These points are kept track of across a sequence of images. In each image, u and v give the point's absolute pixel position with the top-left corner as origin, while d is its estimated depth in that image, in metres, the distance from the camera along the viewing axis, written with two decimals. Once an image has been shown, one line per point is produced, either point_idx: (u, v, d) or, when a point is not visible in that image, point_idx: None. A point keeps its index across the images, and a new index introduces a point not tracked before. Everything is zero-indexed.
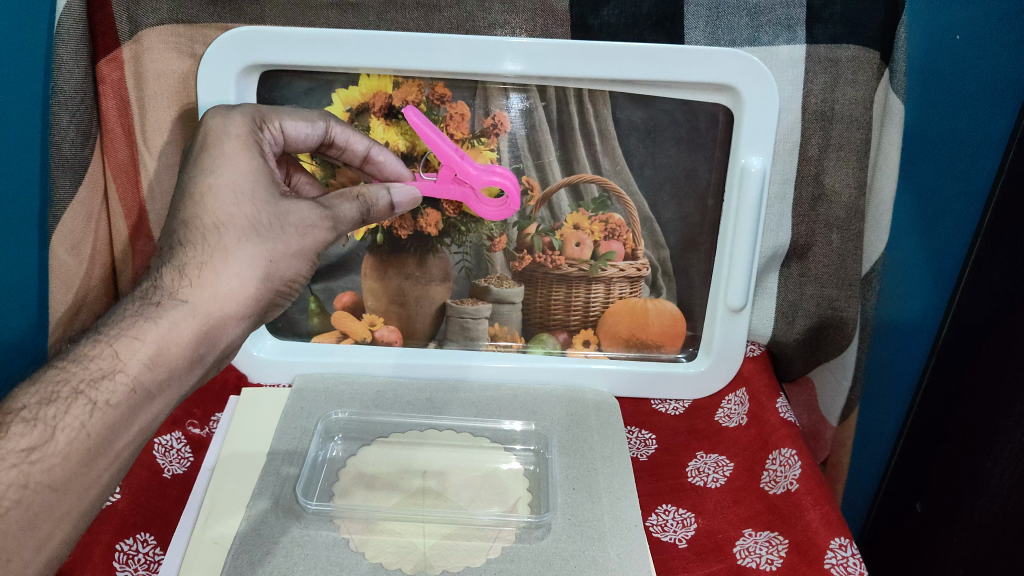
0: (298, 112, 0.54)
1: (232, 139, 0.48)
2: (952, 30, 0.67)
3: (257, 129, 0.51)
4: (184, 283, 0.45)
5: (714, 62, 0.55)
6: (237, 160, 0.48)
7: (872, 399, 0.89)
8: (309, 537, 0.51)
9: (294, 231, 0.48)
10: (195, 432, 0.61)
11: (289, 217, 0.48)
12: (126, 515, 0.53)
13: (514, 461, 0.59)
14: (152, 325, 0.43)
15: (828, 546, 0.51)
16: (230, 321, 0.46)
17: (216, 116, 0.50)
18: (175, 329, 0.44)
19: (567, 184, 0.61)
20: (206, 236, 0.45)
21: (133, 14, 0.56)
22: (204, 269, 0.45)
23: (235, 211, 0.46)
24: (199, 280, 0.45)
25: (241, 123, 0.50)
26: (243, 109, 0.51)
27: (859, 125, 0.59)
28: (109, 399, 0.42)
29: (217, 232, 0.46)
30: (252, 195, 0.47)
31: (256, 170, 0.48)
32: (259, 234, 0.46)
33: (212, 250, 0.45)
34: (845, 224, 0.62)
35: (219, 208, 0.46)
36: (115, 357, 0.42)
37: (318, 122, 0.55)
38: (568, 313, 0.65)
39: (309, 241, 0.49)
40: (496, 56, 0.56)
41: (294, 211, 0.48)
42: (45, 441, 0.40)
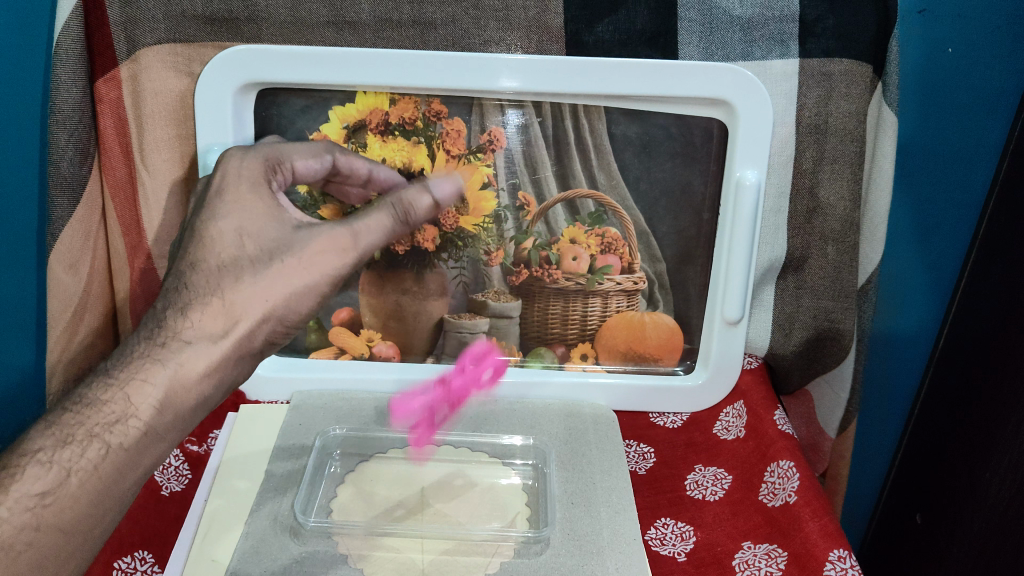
0: (303, 148, 0.56)
1: (248, 180, 0.50)
2: (944, 43, 0.68)
3: (270, 171, 0.53)
4: (185, 324, 0.46)
5: (708, 77, 0.56)
6: (249, 204, 0.49)
7: (871, 413, 0.88)
8: (308, 554, 0.51)
9: (297, 261, 0.48)
10: (193, 450, 0.61)
11: (300, 244, 0.49)
12: (123, 535, 0.53)
13: (512, 476, 0.59)
14: (159, 367, 0.45)
15: (827, 558, 0.51)
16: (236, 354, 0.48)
17: (233, 153, 0.52)
18: (183, 371, 0.45)
19: (563, 200, 0.61)
20: (208, 281, 0.47)
21: (130, 34, 0.57)
22: (206, 312, 0.46)
23: (238, 252, 0.47)
24: (201, 321, 0.46)
25: (253, 164, 0.52)
26: (259, 150, 0.53)
27: (853, 138, 0.59)
28: (122, 442, 0.44)
29: (219, 276, 0.47)
30: (258, 235, 0.48)
31: (263, 210, 0.49)
32: (259, 272, 0.47)
33: (216, 294, 0.46)
34: (840, 236, 0.62)
35: (225, 252, 0.47)
36: (127, 401, 0.44)
37: (323, 154, 0.57)
38: (566, 327, 0.65)
39: (316, 269, 0.49)
40: (492, 73, 0.56)
41: (308, 239, 0.49)
42: (59, 484, 0.43)
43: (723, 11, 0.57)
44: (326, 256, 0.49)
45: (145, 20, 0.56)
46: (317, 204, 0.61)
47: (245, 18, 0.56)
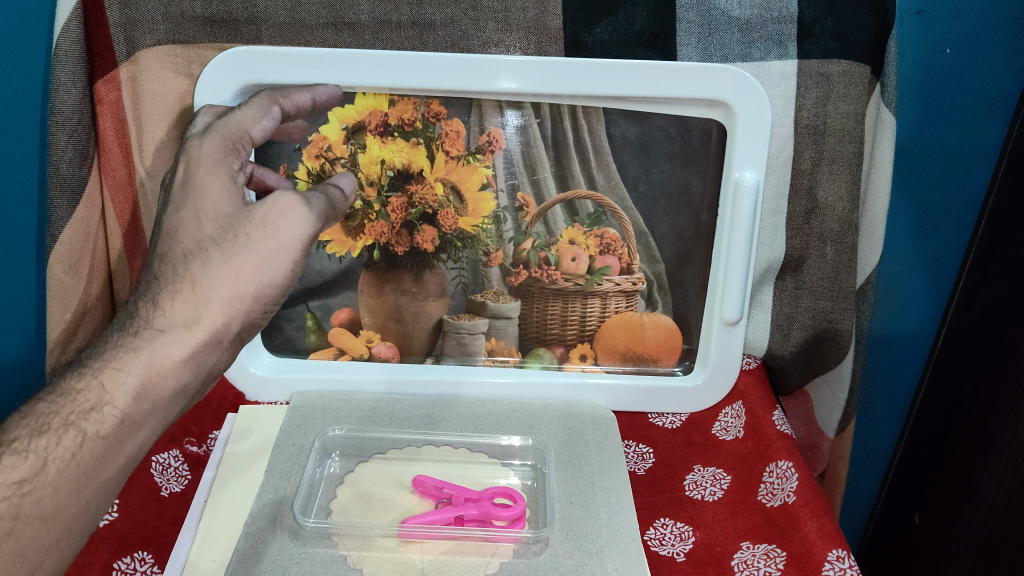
0: (248, 108, 0.53)
1: (206, 161, 0.49)
2: (942, 44, 0.68)
3: (229, 148, 0.50)
4: (157, 314, 0.45)
5: (706, 78, 0.56)
6: (207, 185, 0.48)
7: (870, 414, 0.88)
8: (307, 554, 0.51)
9: (257, 229, 0.47)
10: (192, 451, 0.61)
11: (251, 217, 0.47)
12: (123, 535, 0.53)
13: (511, 477, 0.59)
14: (133, 355, 0.44)
15: (826, 558, 0.50)
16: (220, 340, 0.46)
17: (194, 141, 0.50)
18: (159, 357, 0.44)
19: (562, 201, 0.61)
20: (177, 268, 0.46)
21: (131, 35, 0.57)
22: (176, 300, 0.45)
23: (199, 236, 0.46)
24: (173, 308, 0.45)
25: (212, 145, 0.49)
26: (216, 128, 0.51)
27: (852, 139, 0.59)
28: (98, 430, 0.42)
29: (185, 262, 0.46)
30: (216, 214, 0.47)
31: (217, 187, 0.48)
32: (222, 250, 0.46)
33: (183, 280, 0.45)
34: (839, 237, 0.62)
35: (188, 237, 0.46)
36: (102, 389, 0.43)
37: (268, 107, 0.54)
38: (565, 328, 0.65)
39: (279, 233, 0.47)
40: (491, 74, 0.56)
41: (257, 210, 0.47)
42: (36, 472, 0.41)
43: (721, 12, 0.57)
44: (288, 217, 0.47)
45: (145, 21, 0.57)
46: (321, 172, 0.61)
47: (244, 19, 0.56)
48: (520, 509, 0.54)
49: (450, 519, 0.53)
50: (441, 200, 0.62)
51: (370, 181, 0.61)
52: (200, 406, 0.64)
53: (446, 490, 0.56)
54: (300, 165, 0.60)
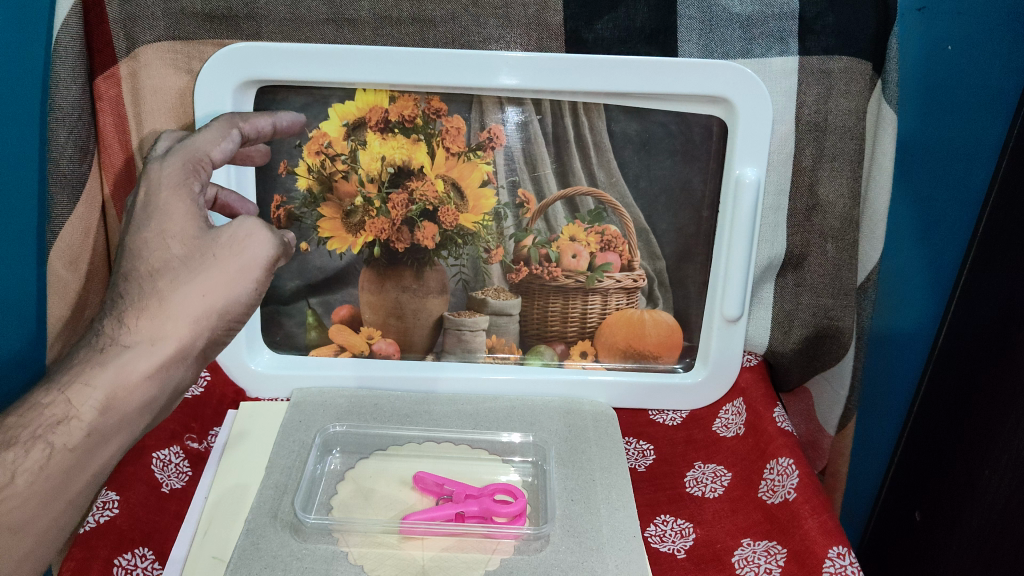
0: (211, 130, 0.53)
1: (168, 182, 0.48)
2: (943, 40, 0.68)
3: (191, 169, 0.50)
4: (122, 330, 0.44)
5: (707, 74, 0.56)
6: (171, 208, 0.47)
7: (870, 411, 0.88)
8: (308, 550, 0.51)
9: (225, 249, 0.47)
10: (193, 447, 0.61)
11: (220, 238, 0.47)
12: (124, 531, 0.52)
13: (512, 473, 0.59)
14: (100, 371, 0.43)
15: (826, 555, 0.50)
16: (186, 354, 0.46)
17: (154, 164, 0.50)
18: (125, 373, 0.44)
19: (563, 197, 0.61)
20: (141, 285, 0.45)
21: (130, 31, 0.57)
22: (142, 317, 0.45)
23: (166, 255, 0.46)
24: (138, 325, 0.44)
25: (174, 167, 0.49)
26: (178, 151, 0.51)
27: (853, 136, 0.59)
28: (66, 444, 0.42)
29: (152, 280, 0.45)
30: (183, 235, 0.46)
31: (182, 212, 0.47)
32: (190, 271, 0.46)
33: (150, 297, 0.45)
34: (839, 234, 0.62)
35: (155, 256, 0.46)
36: (68, 404, 0.42)
37: (228, 131, 0.54)
38: (565, 324, 0.65)
39: (246, 254, 0.47)
40: (492, 70, 0.56)
41: (224, 232, 0.47)
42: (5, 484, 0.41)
43: (722, 9, 0.57)
44: (255, 238, 0.48)
45: (144, 17, 0.56)
46: (321, 168, 0.61)
47: (244, 16, 0.56)
48: (521, 505, 0.54)
49: (451, 515, 0.53)
50: (441, 197, 0.61)
51: (370, 178, 0.61)
52: (199, 403, 0.63)
53: (447, 487, 0.56)
54: (300, 162, 0.61)
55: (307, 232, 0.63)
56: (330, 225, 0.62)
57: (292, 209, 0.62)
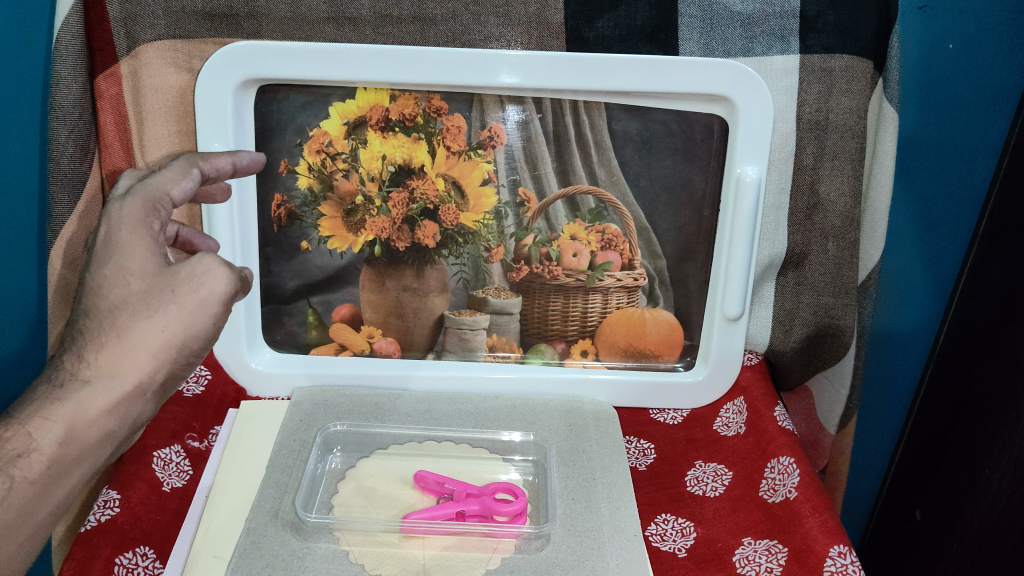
0: (167, 171, 0.49)
1: (128, 224, 0.45)
2: (944, 39, 0.68)
3: (151, 210, 0.46)
4: (83, 364, 0.42)
5: (708, 72, 0.56)
6: (132, 246, 0.44)
7: (871, 410, 0.88)
8: (309, 549, 0.51)
9: (184, 286, 0.44)
10: (194, 446, 0.61)
11: (179, 273, 0.44)
12: (125, 530, 0.52)
13: (512, 472, 0.59)
14: (60, 406, 0.41)
15: (827, 554, 0.50)
16: (146, 390, 0.44)
17: (111, 204, 0.46)
18: (86, 407, 0.42)
19: (563, 196, 0.61)
20: (103, 320, 0.43)
21: (131, 30, 0.57)
22: (102, 351, 0.42)
23: (125, 292, 0.43)
24: (99, 360, 0.42)
25: (134, 207, 0.45)
26: (135, 190, 0.47)
27: (854, 134, 0.59)
28: (26, 477, 0.40)
29: (111, 316, 0.43)
30: (143, 271, 0.44)
31: (143, 250, 0.44)
32: (150, 308, 0.43)
33: (110, 332, 0.43)
34: (840, 233, 0.62)
35: (114, 293, 0.43)
36: (29, 437, 0.40)
37: (189, 172, 0.49)
38: (566, 323, 0.65)
39: (205, 289, 0.45)
40: (492, 69, 0.56)
41: (183, 268, 0.45)
42: None
43: (723, 7, 0.57)
44: (214, 273, 0.45)
45: (145, 15, 0.56)
46: (321, 167, 0.61)
47: (245, 14, 0.56)
48: (521, 504, 0.54)
49: (452, 514, 0.53)
50: (442, 196, 0.61)
51: (371, 176, 0.61)
52: (202, 402, 0.64)
53: (448, 486, 0.56)
54: (301, 161, 0.61)
55: (307, 231, 0.63)
56: (330, 224, 0.62)
57: (292, 208, 0.62)
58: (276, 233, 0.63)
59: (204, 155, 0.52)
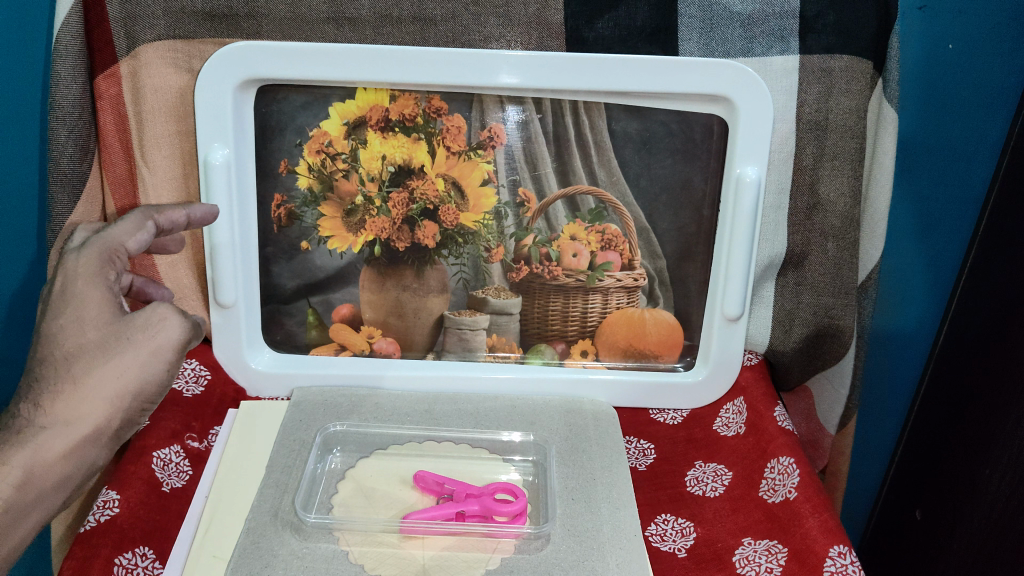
0: (122, 223, 0.47)
1: (83, 277, 0.44)
2: (943, 39, 0.68)
3: (105, 264, 0.45)
4: (38, 411, 0.41)
5: (708, 73, 0.56)
6: (86, 297, 0.43)
7: (870, 410, 0.88)
8: (309, 549, 0.51)
9: (139, 333, 0.43)
10: (194, 446, 0.60)
11: (135, 318, 0.43)
12: (125, 529, 0.51)
13: (512, 472, 0.59)
14: (14, 452, 0.40)
15: (827, 554, 0.50)
16: (103, 434, 0.42)
17: (66, 258, 0.45)
18: (41, 453, 0.40)
19: (563, 196, 0.61)
20: (58, 367, 0.41)
21: (130, 30, 0.57)
22: (60, 395, 0.41)
23: (81, 339, 0.42)
24: (55, 406, 0.41)
25: (89, 260, 0.44)
26: (91, 243, 0.45)
27: (854, 135, 0.59)
28: None
29: (67, 363, 0.41)
30: (99, 318, 0.43)
31: (96, 301, 0.43)
32: (105, 355, 0.42)
33: (66, 378, 0.41)
34: (840, 233, 0.62)
35: (68, 342, 0.42)
36: None
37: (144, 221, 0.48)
38: (566, 324, 0.65)
39: (160, 338, 0.43)
40: (492, 69, 0.56)
41: (137, 316, 0.43)
42: None
43: (723, 7, 0.57)
44: (169, 321, 0.44)
45: (145, 15, 0.56)
46: (321, 167, 0.61)
47: (244, 14, 0.56)
48: (521, 504, 0.54)
49: (452, 514, 0.53)
50: (442, 196, 0.61)
51: (371, 177, 0.61)
52: (201, 402, 0.63)
53: (447, 486, 0.56)
54: (301, 161, 0.61)
55: (307, 231, 0.63)
56: (330, 224, 0.62)
57: (292, 208, 0.62)
58: (276, 233, 0.63)
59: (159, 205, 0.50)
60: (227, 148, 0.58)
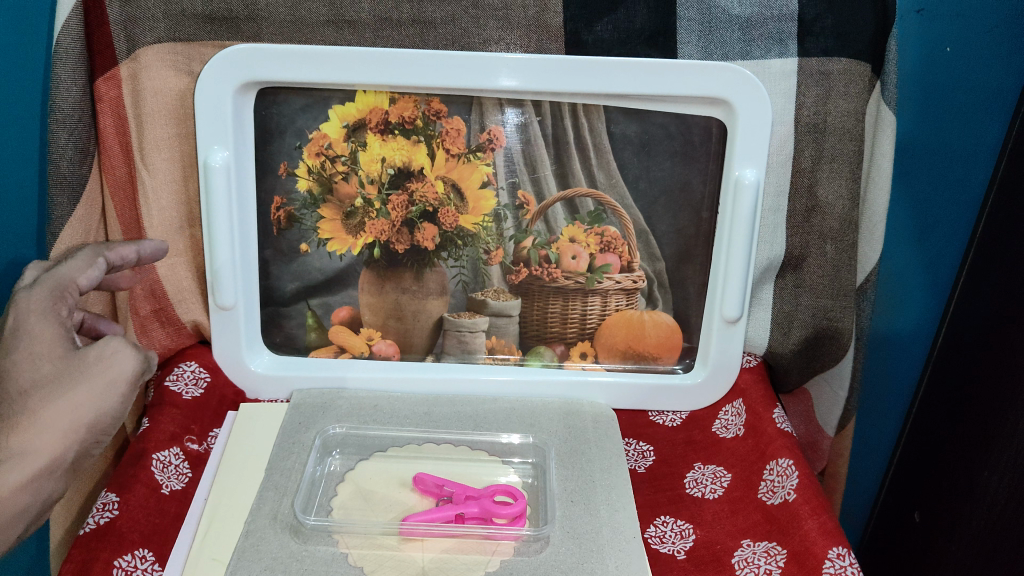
0: (75, 260, 0.51)
1: (38, 313, 0.47)
2: (942, 42, 0.68)
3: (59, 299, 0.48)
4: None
5: (706, 76, 0.56)
6: (40, 333, 0.46)
7: (869, 413, 0.88)
8: (308, 552, 0.51)
9: (92, 366, 0.47)
10: (193, 448, 0.60)
11: (88, 353, 0.47)
12: (124, 533, 0.51)
13: (512, 474, 0.59)
14: None
15: (826, 556, 0.50)
16: (57, 466, 0.45)
17: (18, 296, 0.48)
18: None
19: (563, 199, 0.61)
20: (14, 402, 0.44)
21: (130, 33, 0.57)
22: (15, 430, 0.44)
23: (35, 375, 0.45)
24: (10, 440, 0.43)
25: (42, 297, 0.47)
26: (43, 281, 0.49)
27: (852, 137, 0.59)
28: None
29: (22, 398, 0.44)
30: (52, 354, 0.46)
31: (50, 336, 0.46)
32: (59, 389, 0.45)
33: (21, 413, 0.44)
34: (839, 235, 0.62)
35: (23, 377, 0.45)
36: None
37: (96, 259, 0.52)
38: (565, 326, 0.65)
39: (113, 370, 0.47)
40: (491, 72, 0.56)
41: (92, 351, 0.47)
42: None
43: (722, 10, 0.57)
44: (121, 353, 0.48)
45: (145, 18, 0.56)
46: (321, 169, 0.61)
47: (244, 17, 0.56)
48: (520, 506, 0.54)
49: (451, 516, 0.53)
50: (441, 198, 0.62)
51: (370, 179, 0.61)
52: (200, 404, 0.63)
53: (447, 488, 0.56)
54: (300, 163, 0.61)
55: (306, 233, 0.63)
56: (330, 226, 0.62)
57: (291, 211, 0.62)
58: (275, 236, 0.63)
59: (108, 243, 0.54)
60: (227, 150, 0.58)
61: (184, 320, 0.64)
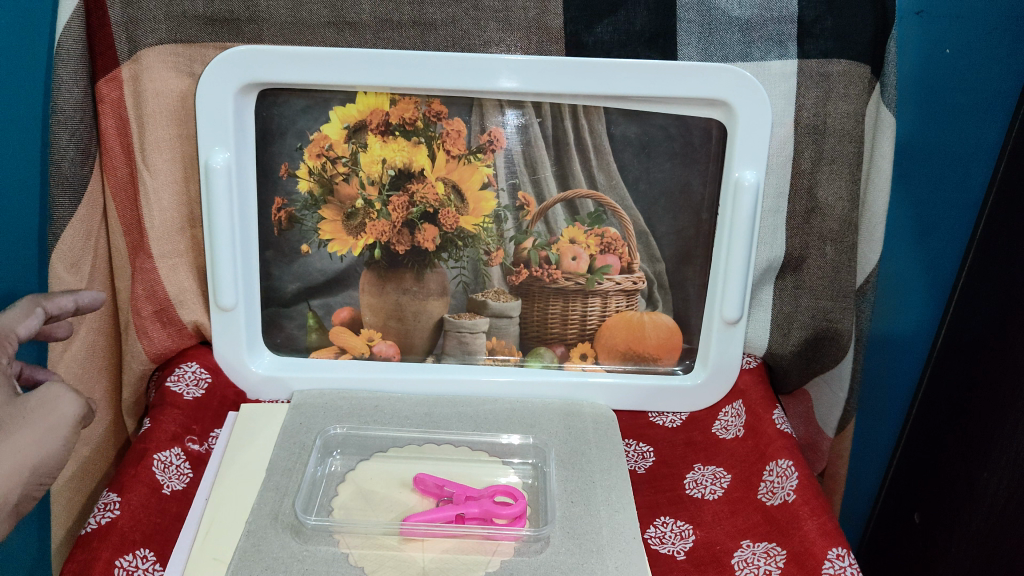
0: (13, 310, 0.52)
1: None
2: (941, 44, 0.68)
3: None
4: None
5: (706, 78, 0.56)
6: None
7: (869, 414, 0.88)
8: (309, 552, 0.51)
9: (33, 411, 0.47)
10: (194, 449, 0.60)
11: (29, 399, 0.47)
12: (125, 532, 0.51)
13: (512, 475, 0.59)
14: None
15: (825, 556, 0.50)
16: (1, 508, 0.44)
17: None
18: None
19: (563, 200, 0.62)
20: None
21: (132, 34, 0.57)
22: None
23: None
24: None
25: None
26: None
27: (851, 139, 0.60)
28: None
29: None
30: None
31: None
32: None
33: None
34: (838, 236, 0.62)
35: None
36: None
37: (33, 308, 0.53)
38: (565, 327, 0.65)
39: (56, 414, 0.47)
40: (492, 73, 0.57)
41: (33, 396, 0.47)
42: None
43: (722, 12, 0.57)
44: (64, 398, 0.48)
45: (147, 20, 0.57)
46: (322, 170, 0.61)
47: (246, 19, 0.57)
48: (520, 506, 0.54)
49: (451, 517, 0.53)
50: (442, 199, 0.62)
51: (371, 180, 0.61)
52: (201, 404, 0.63)
53: (447, 489, 0.56)
54: (301, 164, 0.61)
55: (307, 234, 0.63)
56: (331, 227, 0.62)
57: (292, 212, 0.62)
58: (276, 237, 0.63)
59: (46, 294, 0.55)
60: (228, 152, 0.58)
61: (185, 321, 0.65)
